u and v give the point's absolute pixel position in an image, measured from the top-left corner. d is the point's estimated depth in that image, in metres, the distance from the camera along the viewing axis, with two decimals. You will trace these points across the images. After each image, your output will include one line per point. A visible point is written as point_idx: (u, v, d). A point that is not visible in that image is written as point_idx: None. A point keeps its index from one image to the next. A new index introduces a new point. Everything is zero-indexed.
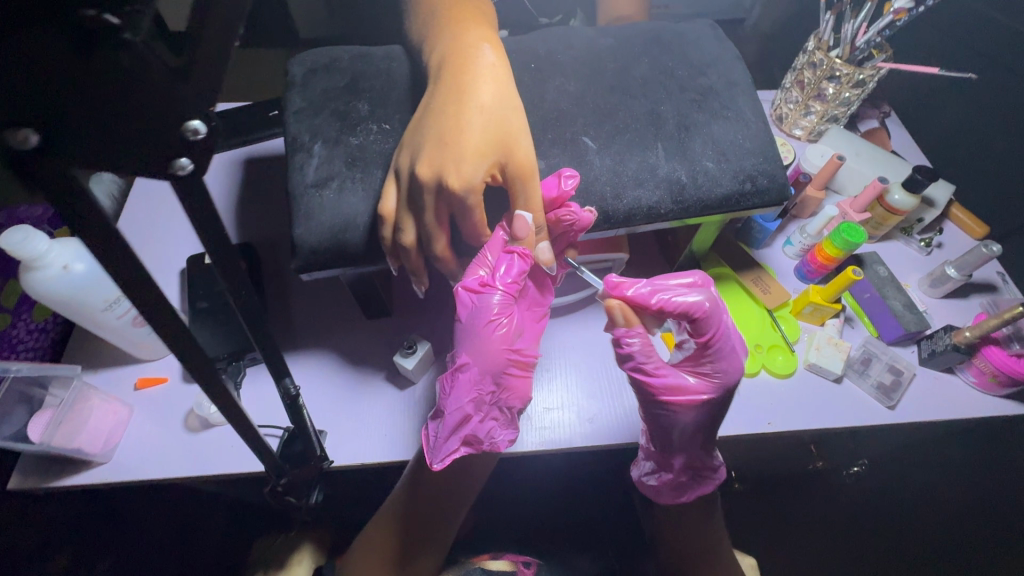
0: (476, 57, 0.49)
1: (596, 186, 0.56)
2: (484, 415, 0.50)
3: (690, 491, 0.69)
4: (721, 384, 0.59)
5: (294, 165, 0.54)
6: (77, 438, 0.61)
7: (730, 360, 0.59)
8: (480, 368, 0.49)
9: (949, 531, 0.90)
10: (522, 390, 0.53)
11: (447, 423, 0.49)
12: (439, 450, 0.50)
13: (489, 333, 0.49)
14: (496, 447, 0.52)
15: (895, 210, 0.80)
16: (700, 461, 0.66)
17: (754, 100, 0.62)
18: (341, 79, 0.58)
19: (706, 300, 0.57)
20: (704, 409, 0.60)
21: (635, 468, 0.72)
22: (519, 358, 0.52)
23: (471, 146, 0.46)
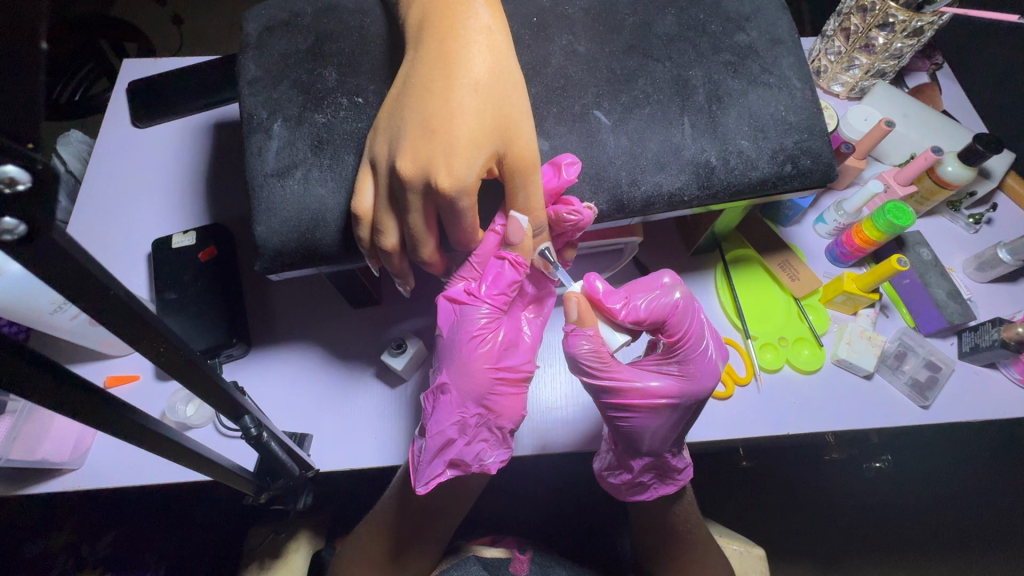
0: (467, 16, 0.39)
1: (609, 172, 0.47)
2: (471, 438, 0.43)
3: (649, 490, 0.62)
4: (686, 390, 0.49)
5: (252, 148, 0.46)
6: (41, 448, 0.56)
7: (702, 364, 0.49)
8: (463, 388, 0.42)
9: (962, 515, 0.88)
10: (515, 408, 0.45)
11: (428, 447, 0.42)
12: (423, 472, 0.43)
13: (473, 349, 0.43)
14: (486, 472, 0.44)
15: (945, 183, 0.70)
16: (664, 463, 0.59)
17: (801, 62, 0.52)
18: (305, 41, 0.48)
19: (675, 295, 0.48)
20: (670, 419, 0.50)
21: (597, 460, 0.64)
22: (511, 374, 0.44)
23: (462, 135, 0.37)
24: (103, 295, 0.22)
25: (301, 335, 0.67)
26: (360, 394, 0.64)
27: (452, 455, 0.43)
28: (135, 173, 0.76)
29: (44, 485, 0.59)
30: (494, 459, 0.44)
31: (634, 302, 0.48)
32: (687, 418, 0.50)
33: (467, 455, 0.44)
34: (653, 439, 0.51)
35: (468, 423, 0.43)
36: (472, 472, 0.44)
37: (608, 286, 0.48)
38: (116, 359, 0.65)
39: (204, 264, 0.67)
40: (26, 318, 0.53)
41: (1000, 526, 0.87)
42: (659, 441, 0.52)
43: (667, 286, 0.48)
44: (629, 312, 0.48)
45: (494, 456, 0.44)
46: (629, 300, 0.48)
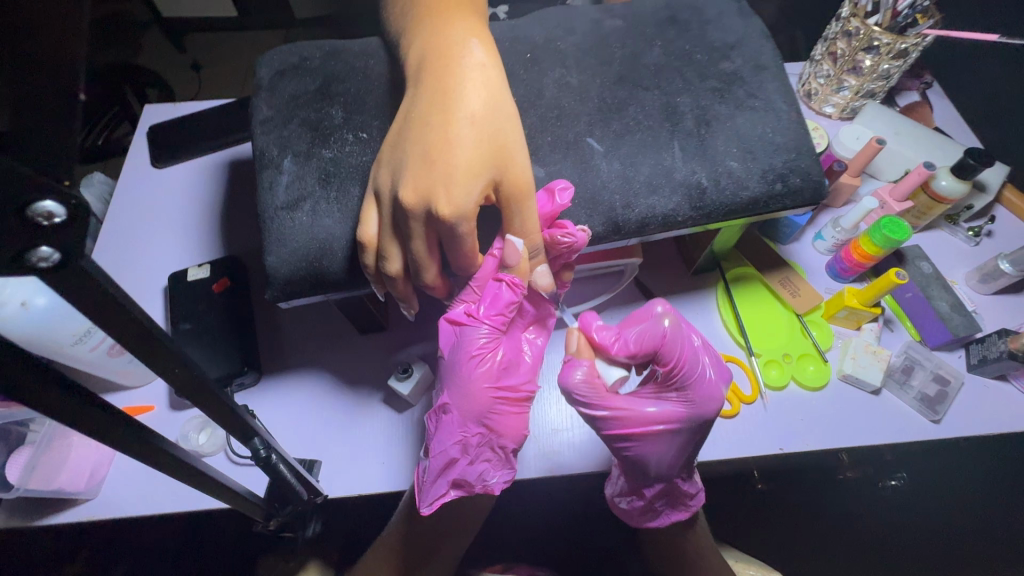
0: (463, 54, 0.42)
1: (603, 195, 0.49)
2: (473, 458, 0.44)
3: (662, 516, 0.62)
4: (687, 416, 0.49)
5: (263, 183, 0.48)
6: (57, 478, 0.57)
7: (700, 389, 0.49)
8: (464, 408, 0.44)
9: (987, 534, 0.85)
10: (517, 428, 0.45)
11: (431, 466, 0.44)
12: (428, 492, 0.44)
13: (473, 368, 0.44)
14: (490, 491, 0.45)
15: (941, 198, 0.71)
16: (674, 488, 0.59)
17: (785, 86, 0.54)
18: (313, 82, 0.52)
19: (664, 324, 0.48)
20: (673, 444, 0.51)
21: (607, 487, 0.64)
22: (511, 394, 0.45)
23: (460, 165, 0.39)
24: (127, 318, 0.24)
25: (311, 362, 0.69)
26: (368, 419, 0.65)
27: (456, 475, 0.44)
28: (154, 210, 0.79)
29: (59, 516, 0.60)
30: (498, 479, 0.45)
31: (625, 334, 0.49)
32: (689, 442, 0.50)
33: (471, 474, 0.45)
34: (658, 466, 0.51)
35: (471, 442, 0.44)
36: (477, 492, 0.45)
37: (600, 321, 0.50)
38: (133, 389, 0.67)
39: (218, 296, 0.70)
40: (48, 349, 0.55)
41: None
42: (665, 467, 0.52)
43: (657, 316, 0.49)
44: (620, 344, 0.49)
45: (497, 476, 0.44)
46: (620, 334, 0.50)
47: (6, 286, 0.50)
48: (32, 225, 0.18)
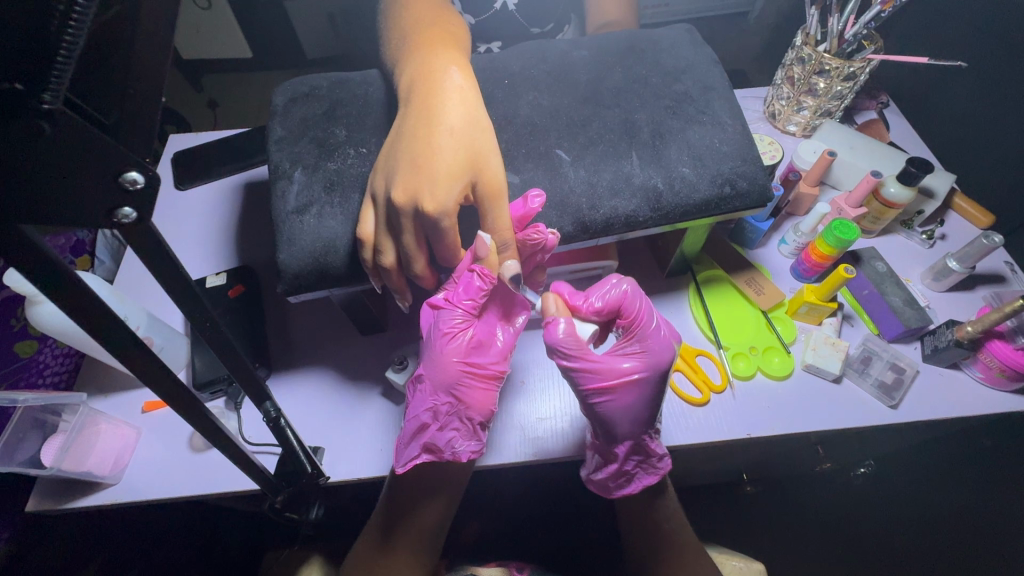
0: (444, 79, 0.50)
1: (571, 198, 0.56)
2: (442, 424, 0.50)
3: (635, 481, 0.66)
4: (652, 361, 0.56)
5: (277, 192, 0.56)
6: (87, 461, 0.64)
7: (656, 339, 0.57)
8: (435, 378, 0.50)
9: None
10: (484, 402, 0.51)
11: (405, 429, 0.50)
12: (401, 454, 0.49)
13: (445, 344, 0.50)
14: (458, 459, 0.49)
15: (892, 204, 0.78)
16: (643, 446, 0.63)
17: (732, 103, 0.62)
18: (320, 107, 0.60)
19: (623, 284, 0.56)
20: (642, 394, 0.56)
21: (583, 466, 0.69)
22: (479, 370, 0.51)
23: (442, 169, 0.47)
24: (175, 276, 0.31)
25: (316, 360, 0.75)
26: (368, 410, 0.71)
27: (427, 440, 0.50)
28: (175, 227, 0.87)
29: (86, 498, 0.65)
30: (464, 447, 0.49)
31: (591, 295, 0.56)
32: (657, 391, 0.56)
33: (440, 440, 0.50)
34: (633, 415, 0.56)
35: (440, 410, 0.50)
36: (446, 460, 0.50)
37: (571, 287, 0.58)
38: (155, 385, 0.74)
39: (233, 301, 0.77)
40: (85, 343, 0.62)
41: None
42: (638, 418, 0.57)
43: (616, 278, 0.57)
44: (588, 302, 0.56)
45: (464, 444, 0.49)
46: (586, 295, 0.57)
47: None
48: (123, 188, 0.24)
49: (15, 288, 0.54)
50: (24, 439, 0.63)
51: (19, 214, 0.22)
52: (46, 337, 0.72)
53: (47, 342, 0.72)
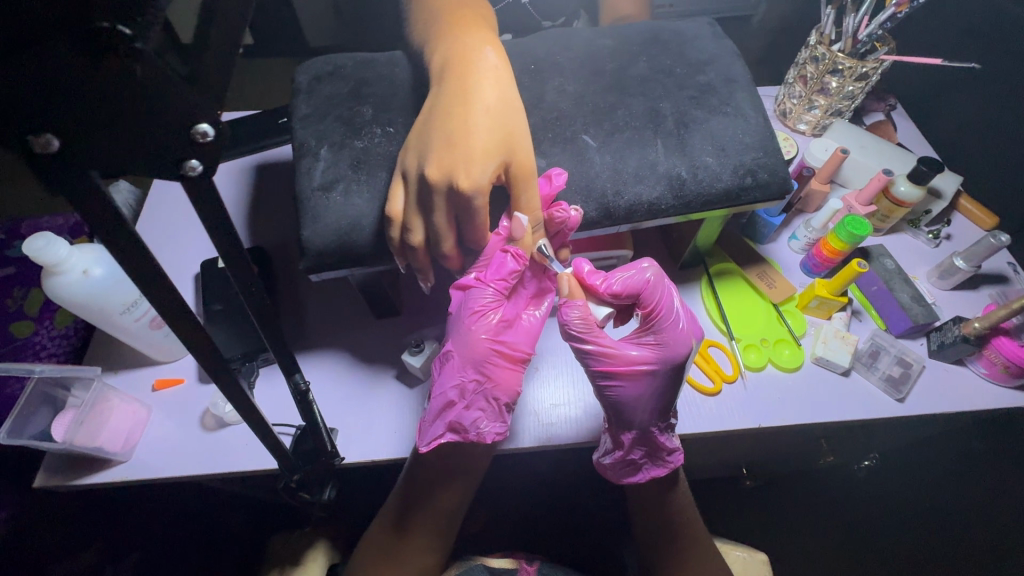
0: (480, 59, 0.50)
1: (596, 183, 0.57)
2: (469, 403, 0.50)
3: (643, 472, 0.65)
4: (665, 355, 0.55)
5: (302, 169, 0.56)
6: (98, 437, 0.63)
7: (674, 333, 0.56)
8: (464, 355, 0.50)
9: None
10: (511, 382, 0.51)
11: (432, 407, 0.50)
12: (427, 433, 0.50)
13: (475, 323, 0.50)
14: (483, 439, 0.50)
15: (901, 201, 0.80)
16: (654, 440, 0.62)
17: (754, 95, 0.62)
18: (345, 85, 0.60)
19: (647, 271, 0.55)
20: (650, 386, 0.56)
21: (592, 448, 0.68)
22: (507, 350, 0.52)
23: (477, 147, 0.47)
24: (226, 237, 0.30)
25: (329, 342, 0.75)
26: (381, 393, 0.71)
27: (452, 419, 0.50)
28: (186, 205, 0.87)
29: (94, 476, 0.65)
30: (490, 428, 0.50)
31: (611, 278, 0.55)
32: (666, 384, 0.56)
33: (466, 420, 0.50)
34: (640, 405, 0.56)
35: (467, 387, 0.50)
36: (470, 439, 0.50)
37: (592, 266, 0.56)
38: (165, 364, 0.73)
39: (246, 281, 0.76)
40: (99, 317, 0.61)
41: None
42: (645, 408, 0.57)
43: (642, 264, 0.55)
44: (607, 286, 0.55)
45: (489, 425, 0.49)
46: (607, 276, 0.55)
47: (75, 256, 0.57)
48: (193, 139, 0.23)
49: (34, 257, 0.54)
50: (34, 413, 0.62)
51: (90, 160, 0.23)
52: (41, 318, 0.76)
53: (42, 322, 0.76)
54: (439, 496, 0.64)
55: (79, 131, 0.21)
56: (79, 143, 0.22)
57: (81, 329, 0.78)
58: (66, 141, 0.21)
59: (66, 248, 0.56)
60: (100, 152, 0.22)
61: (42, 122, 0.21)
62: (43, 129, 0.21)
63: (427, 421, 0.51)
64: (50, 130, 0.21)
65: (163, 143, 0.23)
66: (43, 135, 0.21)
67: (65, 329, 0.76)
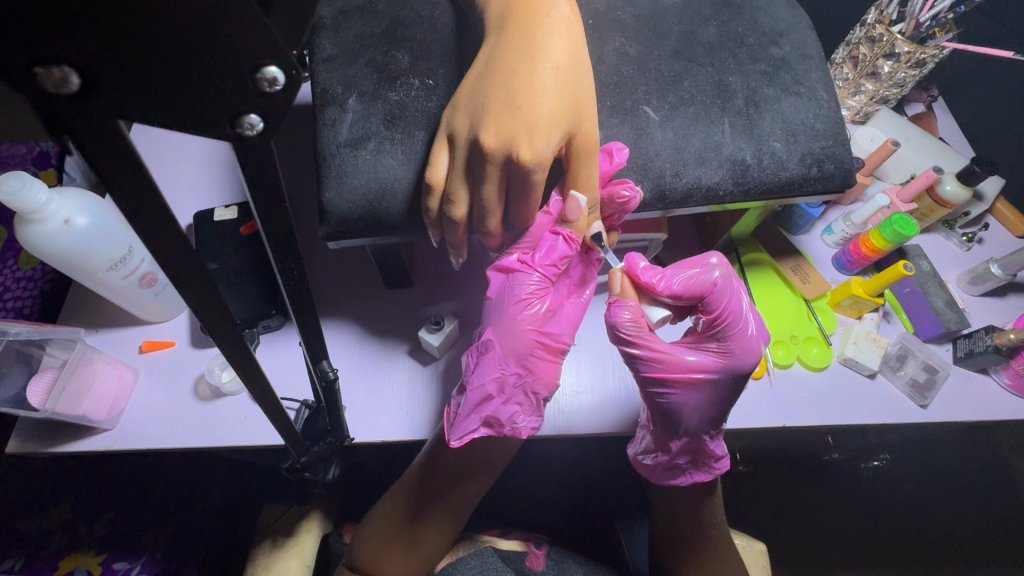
0: (549, 7, 0.43)
1: (655, 162, 0.51)
2: (509, 398, 0.46)
3: (684, 476, 0.65)
4: (726, 364, 0.55)
5: (326, 120, 0.49)
6: (81, 404, 0.57)
7: (741, 340, 0.55)
8: (506, 346, 0.45)
9: (949, 521, 0.92)
10: (550, 375, 0.47)
11: (468, 400, 0.45)
12: (458, 427, 0.45)
13: (519, 311, 0.46)
14: (518, 434, 0.46)
15: (944, 202, 0.76)
16: (701, 447, 0.61)
17: (828, 77, 0.57)
18: (378, 24, 0.52)
19: (714, 274, 0.54)
20: (705, 394, 0.56)
21: (631, 445, 0.67)
22: (550, 342, 0.47)
23: (542, 114, 0.41)
24: None
25: (337, 312, 0.69)
26: (392, 370, 0.66)
27: (488, 413, 0.46)
28: (177, 146, 0.78)
29: (76, 443, 0.59)
30: (525, 423, 0.46)
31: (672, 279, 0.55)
32: (722, 393, 0.56)
33: (502, 414, 0.46)
34: (692, 412, 0.57)
35: (507, 381, 0.45)
36: (505, 434, 0.46)
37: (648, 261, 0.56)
38: (154, 325, 0.66)
39: (245, 239, 0.69)
40: (81, 272, 0.54)
41: (988, 537, 0.91)
42: (698, 415, 0.57)
43: (710, 265, 0.54)
44: (667, 286, 0.55)
45: (528, 420, 0.45)
46: (667, 275, 0.55)
47: (54, 202, 0.50)
48: (256, 87, 0.19)
49: (7, 201, 0.46)
50: (7, 374, 0.56)
51: (114, 107, 0.18)
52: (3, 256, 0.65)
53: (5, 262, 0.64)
54: (454, 490, 0.62)
55: (105, 65, 0.17)
56: (104, 80, 0.18)
57: (48, 271, 0.70)
58: (88, 78, 0.17)
59: (44, 193, 0.48)
60: (136, 101, 0.18)
61: (61, 51, 0.17)
62: (61, 61, 0.17)
63: (457, 415, 0.46)
64: (69, 63, 0.17)
65: (217, 88, 0.19)
66: (60, 69, 0.17)
67: (32, 271, 0.67)
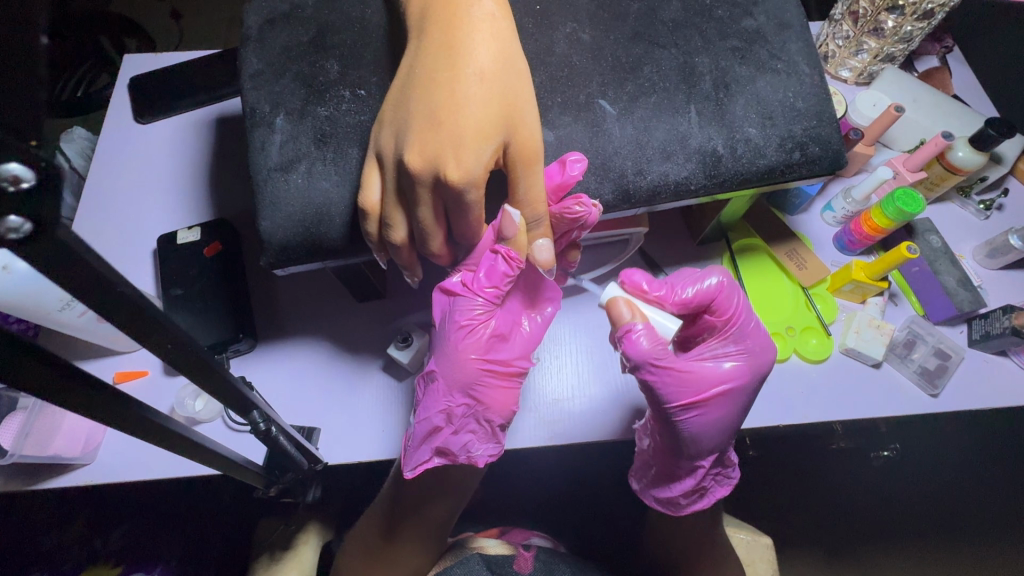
0: (471, 4, 0.42)
1: (615, 161, 0.47)
2: (457, 427, 0.48)
3: (707, 495, 0.60)
4: (756, 366, 0.52)
5: (255, 143, 0.46)
6: (52, 443, 0.56)
7: (757, 339, 0.54)
8: (451, 377, 0.48)
9: (959, 499, 0.90)
10: (504, 403, 0.49)
11: (417, 431, 0.47)
12: (411, 458, 0.48)
13: (460, 342, 0.47)
14: (473, 463, 0.48)
15: (956, 169, 0.69)
16: (723, 458, 0.57)
17: (810, 47, 0.51)
18: (306, 32, 0.49)
19: (719, 277, 0.53)
20: (738, 406, 0.52)
21: (643, 481, 0.61)
22: (500, 367, 0.49)
23: (470, 127, 0.39)
24: (105, 294, 0.21)
25: (308, 330, 0.67)
26: (366, 388, 0.64)
27: (439, 443, 0.48)
28: (140, 166, 0.76)
29: (56, 480, 0.59)
30: (481, 451, 0.48)
31: (677, 288, 0.53)
32: (751, 398, 0.52)
33: (454, 444, 0.48)
34: (725, 430, 0.52)
35: (455, 412, 0.48)
36: (460, 462, 0.48)
37: (648, 275, 0.53)
38: (125, 355, 0.64)
39: (209, 261, 0.67)
40: (31, 313, 0.52)
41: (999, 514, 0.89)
42: (732, 433, 0.52)
43: (714, 269, 0.53)
44: (674, 294, 0.52)
45: (481, 448, 0.47)
46: (672, 286, 0.53)
47: None
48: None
49: None
50: None
51: None
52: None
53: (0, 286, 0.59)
54: (435, 507, 0.62)
55: None
56: None
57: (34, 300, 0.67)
58: None
59: None
60: None
61: None
62: None
63: (411, 445, 0.49)
64: None
65: None
66: None
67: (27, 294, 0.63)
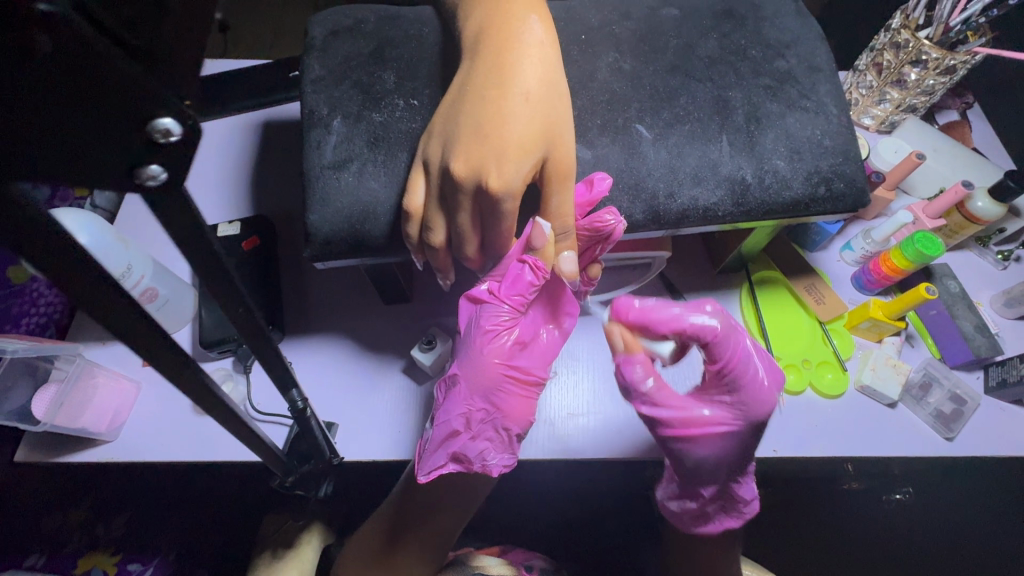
0: (523, 31, 0.45)
1: (647, 182, 0.49)
2: (475, 433, 0.48)
3: (713, 522, 0.59)
4: (743, 414, 0.52)
5: (311, 142, 0.49)
6: (81, 417, 0.58)
7: (756, 392, 0.51)
8: (473, 380, 0.49)
9: (968, 554, 0.88)
10: (522, 411, 0.50)
11: (435, 433, 0.48)
12: (427, 462, 0.48)
13: (485, 347, 0.49)
14: (487, 471, 0.48)
15: (975, 218, 0.71)
16: (728, 490, 0.57)
17: (838, 89, 0.54)
18: (367, 45, 0.53)
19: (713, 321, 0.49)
20: (723, 444, 0.53)
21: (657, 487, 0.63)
22: (519, 375, 0.51)
23: (515, 141, 0.42)
24: (201, 248, 0.24)
25: (334, 327, 0.69)
26: (385, 388, 0.66)
27: (456, 449, 0.48)
28: None
29: (79, 454, 0.61)
30: (496, 460, 0.48)
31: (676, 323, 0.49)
32: (746, 446, 0.53)
33: (470, 451, 0.48)
34: (710, 461, 0.54)
35: (474, 417, 0.49)
36: (474, 471, 0.48)
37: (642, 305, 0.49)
38: None
39: (246, 254, 0.70)
40: None
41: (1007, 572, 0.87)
42: (718, 465, 0.54)
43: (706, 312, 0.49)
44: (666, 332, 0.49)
45: (496, 456, 0.48)
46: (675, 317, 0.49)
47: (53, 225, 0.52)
48: (150, 141, 0.18)
49: None
50: (13, 388, 0.58)
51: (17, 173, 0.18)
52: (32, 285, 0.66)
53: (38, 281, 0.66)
54: (444, 512, 0.62)
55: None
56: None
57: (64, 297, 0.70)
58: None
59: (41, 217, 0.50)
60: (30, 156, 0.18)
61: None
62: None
63: (427, 448, 0.50)
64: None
65: (115, 144, 0.18)
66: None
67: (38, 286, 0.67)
